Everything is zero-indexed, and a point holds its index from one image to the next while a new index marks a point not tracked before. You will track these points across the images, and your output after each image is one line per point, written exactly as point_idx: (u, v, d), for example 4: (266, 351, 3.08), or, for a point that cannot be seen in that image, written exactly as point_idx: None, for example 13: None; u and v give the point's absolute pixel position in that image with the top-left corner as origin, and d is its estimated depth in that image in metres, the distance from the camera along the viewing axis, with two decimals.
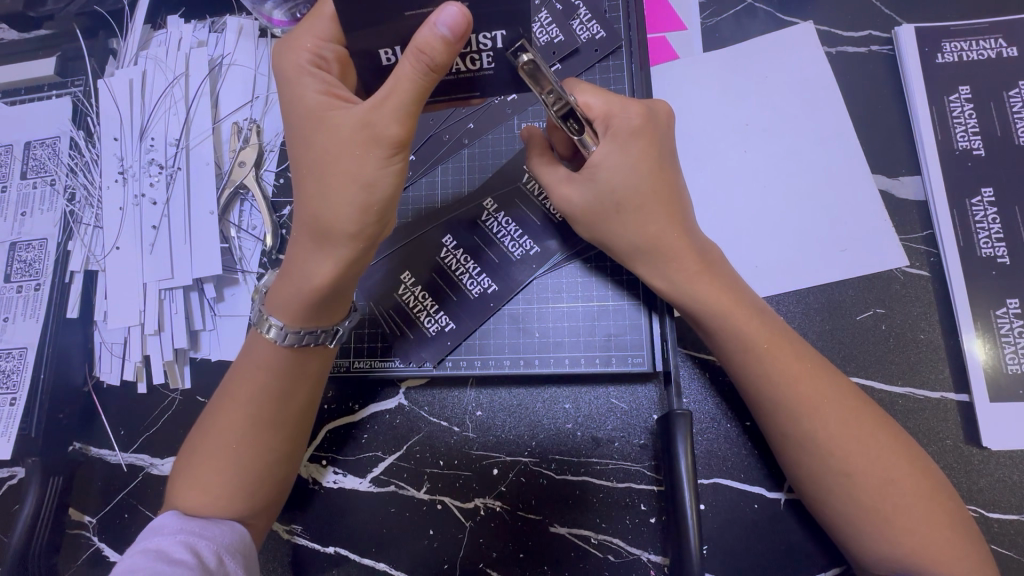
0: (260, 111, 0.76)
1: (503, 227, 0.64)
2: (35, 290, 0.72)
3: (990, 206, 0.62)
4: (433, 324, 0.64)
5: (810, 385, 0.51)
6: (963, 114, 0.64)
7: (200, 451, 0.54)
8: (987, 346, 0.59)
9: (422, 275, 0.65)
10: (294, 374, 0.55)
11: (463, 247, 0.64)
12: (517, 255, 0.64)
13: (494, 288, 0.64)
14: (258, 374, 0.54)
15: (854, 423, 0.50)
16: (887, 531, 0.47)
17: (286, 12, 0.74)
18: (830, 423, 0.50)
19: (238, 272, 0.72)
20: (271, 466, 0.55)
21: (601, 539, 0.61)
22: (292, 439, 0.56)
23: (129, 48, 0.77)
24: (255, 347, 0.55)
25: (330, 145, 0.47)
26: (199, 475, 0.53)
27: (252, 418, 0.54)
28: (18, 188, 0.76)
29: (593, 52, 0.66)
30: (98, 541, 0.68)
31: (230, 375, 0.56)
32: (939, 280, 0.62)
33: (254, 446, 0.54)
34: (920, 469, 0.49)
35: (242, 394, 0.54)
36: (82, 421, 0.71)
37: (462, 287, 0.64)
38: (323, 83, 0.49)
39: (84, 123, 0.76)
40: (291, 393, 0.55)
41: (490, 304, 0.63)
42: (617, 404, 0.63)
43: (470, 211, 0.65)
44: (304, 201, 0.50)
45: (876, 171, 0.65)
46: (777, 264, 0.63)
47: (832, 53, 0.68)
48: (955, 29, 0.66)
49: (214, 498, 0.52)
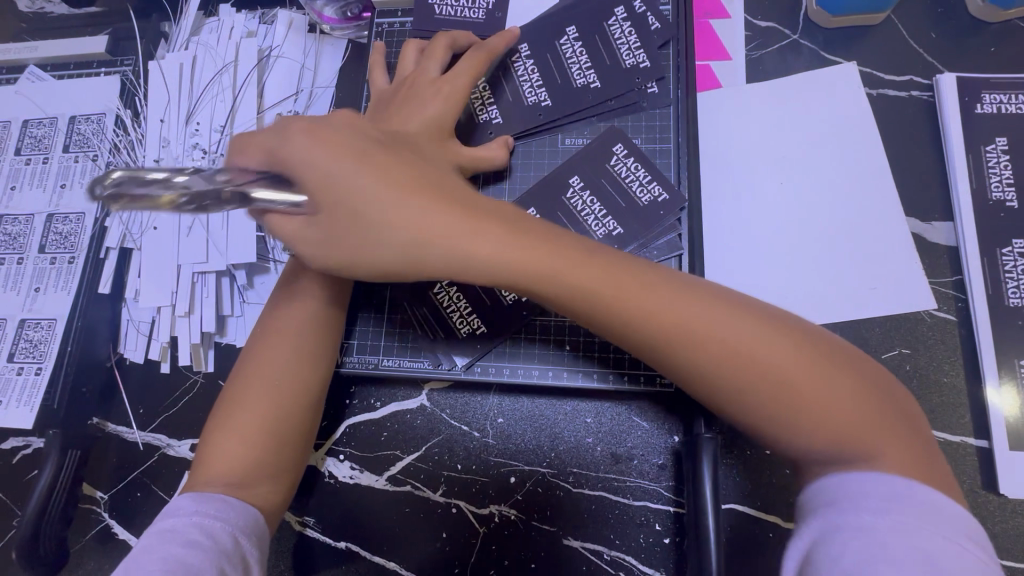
0: (304, 103, 0.77)
1: None
2: (69, 262, 0.73)
3: (1021, 257, 0.62)
4: (465, 326, 0.65)
5: (710, 343, 0.43)
6: (998, 165, 0.65)
7: (240, 398, 0.55)
8: (1012, 395, 0.60)
9: (458, 277, 0.65)
10: (331, 307, 0.61)
11: None
12: None
13: (530, 297, 0.64)
14: (303, 309, 0.59)
15: (766, 346, 0.42)
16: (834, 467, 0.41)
17: (337, 10, 0.77)
18: (748, 376, 0.42)
19: (271, 261, 0.72)
20: (308, 410, 0.57)
21: (614, 555, 0.62)
22: (327, 379, 0.60)
23: (181, 31, 0.78)
24: (302, 279, 0.61)
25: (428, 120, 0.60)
26: (238, 425, 0.54)
27: (295, 351, 0.57)
28: (60, 160, 0.77)
29: (635, 77, 0.66)
30: (109, 517, 0.69)
31: (265, 319, 0.59)
32: (965, 325, 0.63)
33: (298, 384, 0.57)
34: (834, 366, 0.42)
35: (287, 334, 0.58)
36: (103, 396, 0.72)
37: (497, 291, 0.65)
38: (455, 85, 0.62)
39: (132, 102, 0.77)
40: (325, 326, 0.60)
41: (524, 312, 0.64)
42: (639, 422, 0.64)
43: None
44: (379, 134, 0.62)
45: (909, 214, 0.66)
46: (810, 289, 0.65)
47: (873, 95, 0.70)
48: (996, 81, 0.67)
49: (249, 447, 0.53)
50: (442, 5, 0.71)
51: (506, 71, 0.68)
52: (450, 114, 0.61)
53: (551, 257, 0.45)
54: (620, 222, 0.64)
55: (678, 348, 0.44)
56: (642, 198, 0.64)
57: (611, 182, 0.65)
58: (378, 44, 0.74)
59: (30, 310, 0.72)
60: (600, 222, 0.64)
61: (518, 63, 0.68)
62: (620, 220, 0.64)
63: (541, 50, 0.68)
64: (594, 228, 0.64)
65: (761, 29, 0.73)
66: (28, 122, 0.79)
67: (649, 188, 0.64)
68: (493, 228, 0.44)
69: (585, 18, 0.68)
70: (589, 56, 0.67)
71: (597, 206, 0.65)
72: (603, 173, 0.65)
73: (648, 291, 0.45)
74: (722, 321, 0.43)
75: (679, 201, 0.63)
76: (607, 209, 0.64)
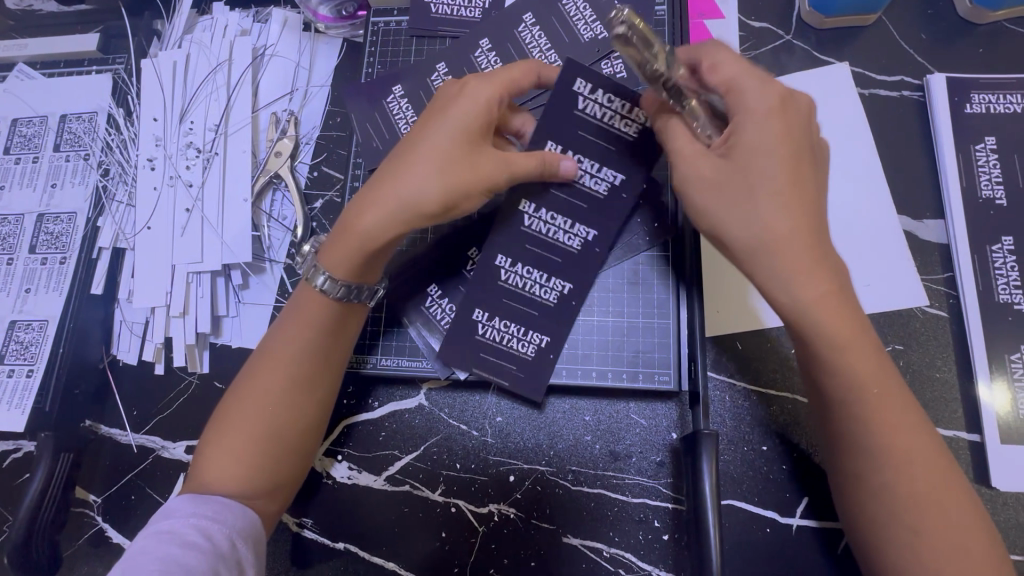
0: (299, 103, 0.77)
1: (551, 224, 0.61)
2: (60, 263, 0.72)
3: (1010, 254, 0.63)
4: (529, 346, 0.63)
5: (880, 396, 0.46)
6: (988, 164, 0.66)
7: (234, 416, 0.53)
8: (1002, 390, 0.61)
9: (491, 305, 0.63)
10: (333, 334, 0.56)
11: (521, 262, 0.62)
12: (577, 245, 0.62)
13: (571, 286, 0.63)
14: (304, 332, 0.55)
15: (919, 452, 0.46)
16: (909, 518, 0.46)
17: (332, 9, 0.77)
18: (899, 442, 0.46)
19: (266, 261, 0.72)
20: (302, 433, 0.55)
21: (613, 552, 0.62)
22: (325, 403, 0.57)
23: (174, 30, 0.78)
24: (304, 300, 0.56)
25: (450, 137, 0.54)
26: (228, 443, 0.53)
27: (293, 376, 0.55)
28: (51, 159, 0.76)
29: (594, 52, 0.68)
30: (102, 521, 0.68)
31: (267, 339, 0.57)
32: (956, 321, 0.64)
33: (291, 407, 0.54)
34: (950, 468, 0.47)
35: (283, 358, 0.55)
36: (95, 397, 0.70)
37: (535, 299, 0.63)
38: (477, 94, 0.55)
39: (124, 100, 0.76)
40: (328, 355, 0.56)
41: (573, 302, 0.63)
42: (637, 419, 0.64)
43: (510, 226, 0.62)
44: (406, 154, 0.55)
45: (902, 212, 0.67)
46: None
47: (865, 94, 0.71)
48: (985, 81, 0.68)
49: (242, 464, 0.52)
50: (437, 4, 0.73)
51: (470, 66, 0.69)
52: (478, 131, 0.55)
53: (826, 311, 0.46)
54: (619, 168, 0.60)
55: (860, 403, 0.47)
56: (629, 130, 0.59)
57: (588, 130, 0.59)
58: (374, 43, 0.74)
59: (20, 311, 0.71)
60: (596, 171, 0.60)
61: (479, 56, 0.69)
62: (616, 166, 0.60)
63: (501, 40, 0.69)
64: (592, 184, 0.61)
65: (755, 29, 0.74)
66: (16, 121, 0.77)
67: (631, 117, 0.59)
68: (801, 214, 0.48)
69: (540, 5, 0.69)
70: (548, 37, 0.69)
71: (588, 164, 0.60)
72: (576, 124, 0.59)
73: (871, 364, 0.47)
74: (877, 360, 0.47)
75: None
76: (599, 162, 0.60)
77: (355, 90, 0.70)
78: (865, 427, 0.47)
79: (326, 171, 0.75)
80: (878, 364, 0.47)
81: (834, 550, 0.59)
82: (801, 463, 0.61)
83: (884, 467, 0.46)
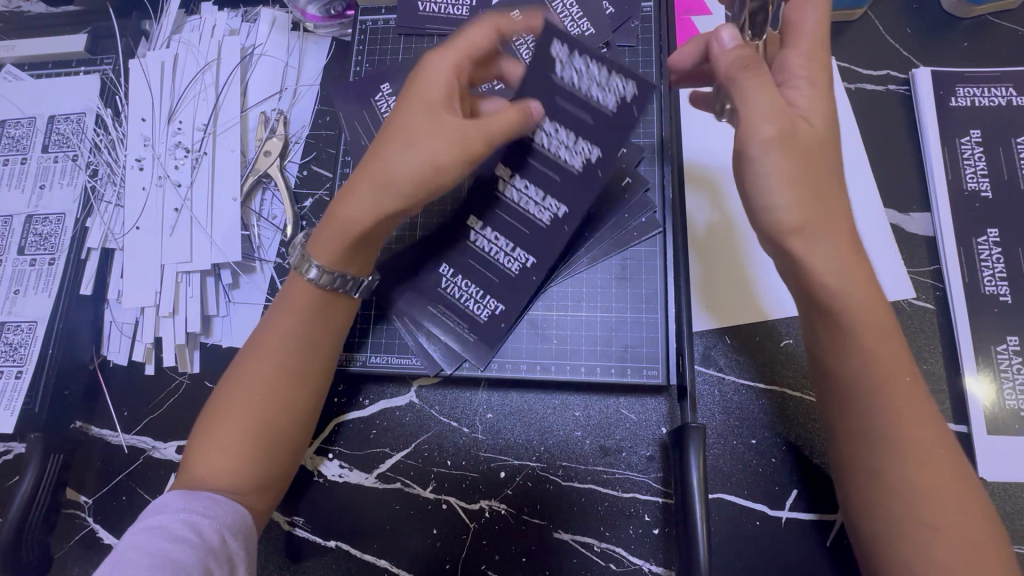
0: (288, 102, 0.77)
1: (522, 192, 0.62)
2: (49, 264, 0.72)
3: (995, 246, 0.64)
4: (483, 310, 0.64)
5: (904, 382, 0.47)
6: (973, 156, 0.66)
7: (224, 412, 0.53)
8: (988, 381, 0.61)
9: (459, 262, 0.65)
10: (321, 326, 0.56)
11: (491, 227, 0.64)
12: (545, 221, 0.62)
13: (533, 263, 0.64)
14: (289, 326, 0.55)
15: (933, 443, 0.46)
16: (925, 506, 0.45)
17: (321, 8, 0.77)
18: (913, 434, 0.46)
19: (256, 261, 0.72)
20: (292, 427, 0.55)
21: (604, 547, 0.62)
22: (315, 396, 0.57)
23: (162, 30, 0.78)
24: (292, 293, 0.56)
25: (422, 120, 0.51)
26: (219, 438, 0.52)
27: (281, 368, 0.54)
28: (39, 160, 0.76)
29: None
30: (94, 521, 0.67)
31: (256, 334, 0.57)
32: (943, 313, 0.64)
33: (280, 400, 0.54)
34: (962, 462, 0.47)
35: (272, 351, 0.55)
36: (86, 398, 0.70)
37: (499, 267, 0.64)
38: (446, 79, 0.53)
39: (113, 101, 0.76)
40: (320, 346, 0.56)
41: (534, 277, 0.64)
42: (627, 414, 0.65)
43: (489, 189, 0.63)
44: (384, 141, 0.52)
45: (888, 206, 0.67)
46: None
47: (851, 89, 0.71)
48: (969, 75, 0.69)
49: (233, 459, 0.52)
50: (425, 3, 0.73)
51: None
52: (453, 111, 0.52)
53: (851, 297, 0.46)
54: (597, 141, 0.57)
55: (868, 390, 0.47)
56: (607, 100, 0.55)
57: (566, 100, 0.55)
58: (362, 41, 0.74)
59: (9, 312, 0.70)
60: (573, 145, 0.57)
61: None
62: (595, 139, 0.57)
63: None
64: (568, 159, 0.59)
65: None
66: (4, 122, 0.77)
67: (608, 86, 0.54)
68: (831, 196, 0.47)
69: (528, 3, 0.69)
70: None
71: (563, 133, 0.57)
72: (554, 89, 0.55)
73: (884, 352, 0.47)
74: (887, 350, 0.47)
75: (649, 87, 0.53)
76: None
77: (344, 88, 0.71)
78: (885, 413, 0.46)
79: (315, 170, 0.75)
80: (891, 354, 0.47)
81: (823, 542, 0.59)
82: (789, 457, 0.62)
83: (895, 458, 0.46)
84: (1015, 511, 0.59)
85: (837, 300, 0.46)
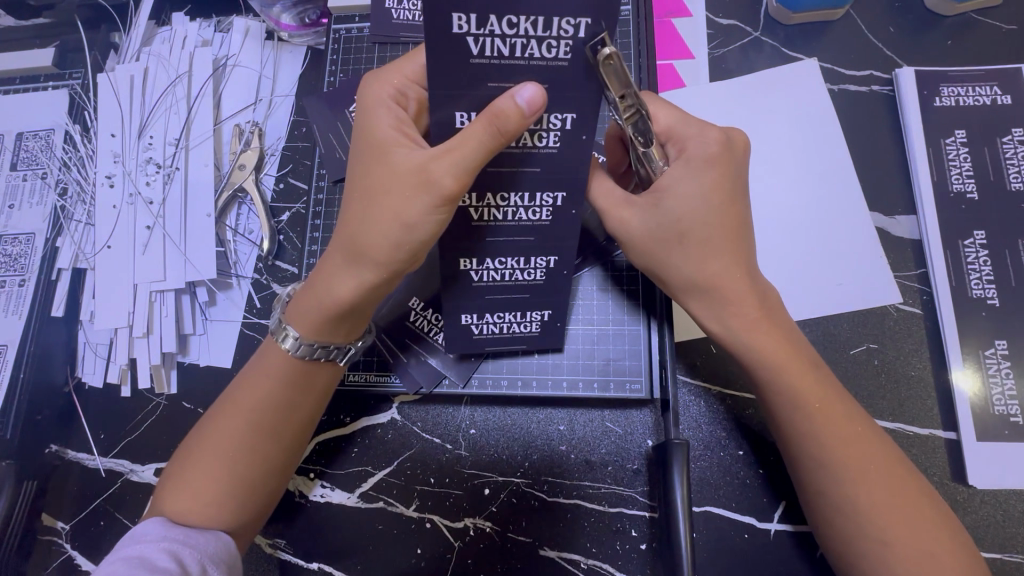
0: (263, 113, 0.75)
1: (502, 268, 0.51)
2: (20, 285, 0.70)
3: (982, 248, 0.63)
4: None
5: (825, 408, 0.50)
6: (958, 157, 0.65)
7: (198, 454, 0.52)
8: (976, 386, 0.60)
9: (476, 307, 0.55)
10: (302, 375, 0.53)
11: (487, 313, 0.56)
12: (542, 276, 0.53)
13: (550, 313, 0.57)
14: (267, 373, 0.53)
15: (870, 460, 0.49)
16: (869, 519, 0.48)
17: (295, 17, 0.75)
18: (848, 455, 0.49)
19: (233, 277, 0.71)
20: (269, 473, 0.53)
21: (591, 563, 0.61)
22: (295, 443, 0.55)
23: (131, 42, 0.76)
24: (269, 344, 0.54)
25: (381, 179, 0.45)
26: (192, 478, 0.51)
27: (258, 417, 0.52)
28: (7, 178, 0.74)
29: None
30: (69, 548, 0.65)
31: (237, 379, 0.55)
32: (930, 317, 0.63)
33: (255, 448, 0.52)
34: (904, 470, 0.50)
35: (248, 400, 0.53)
36: (59, 422, 0.69)
37: (521, 284, 0.53)
38: (395, 118, 0.46)
39: (82, 117, 0.75)
40: (298, 395, 0.54)
41: (558, 322, 0.59)
42: (612, 428, 0.64)
43: (460, 289, 0.53)
44: (351, 215, 0.47)
45: (873, 210, 0.66)
46: (788, 286, 0.64)
47: (834, 90, 0.70)
48: (953, 74, 0.67)
49: (208, 501, 0.51)
50: (399, 10, 0.71)
51: None
52: (408, 161, 0.44)
53: (754, 336, 0.50)
54: (568, 105, 0.40)
55: (795, 418, 0.51)
56: (559, 54, 0.37)
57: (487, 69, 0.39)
58: (336, 50, 0.72)
59: None
60: (538, 124, 0.41)
61: None
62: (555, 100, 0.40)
63: None
64: (538, 143, 0.43)
65: (722, 26, 0.73)
66: None
67: (555, 36, 0.36)
68: (738, 240, 0.50)
69: None
70: None
71: None
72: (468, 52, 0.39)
73: (813, 378, 0.51)
74: (814, 375, 0.51)
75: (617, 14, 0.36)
76: None
77: (318, 99, 0.70)
78: (812, 438, 0.50)
79: (292, 183, 0.73)
80: (818, 378, 0.51)
81: (813, 553, 0.58)
82: (778, 467, 0.61)
83: (835, 477, 0.49)
84: (1004, 519, 0.58)
85: (742, 345, 0.51)
